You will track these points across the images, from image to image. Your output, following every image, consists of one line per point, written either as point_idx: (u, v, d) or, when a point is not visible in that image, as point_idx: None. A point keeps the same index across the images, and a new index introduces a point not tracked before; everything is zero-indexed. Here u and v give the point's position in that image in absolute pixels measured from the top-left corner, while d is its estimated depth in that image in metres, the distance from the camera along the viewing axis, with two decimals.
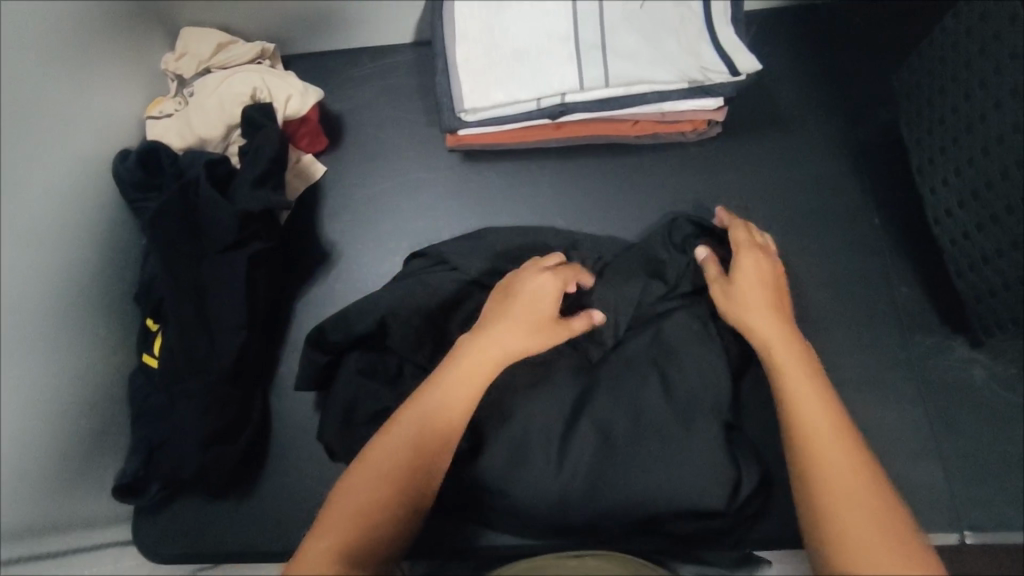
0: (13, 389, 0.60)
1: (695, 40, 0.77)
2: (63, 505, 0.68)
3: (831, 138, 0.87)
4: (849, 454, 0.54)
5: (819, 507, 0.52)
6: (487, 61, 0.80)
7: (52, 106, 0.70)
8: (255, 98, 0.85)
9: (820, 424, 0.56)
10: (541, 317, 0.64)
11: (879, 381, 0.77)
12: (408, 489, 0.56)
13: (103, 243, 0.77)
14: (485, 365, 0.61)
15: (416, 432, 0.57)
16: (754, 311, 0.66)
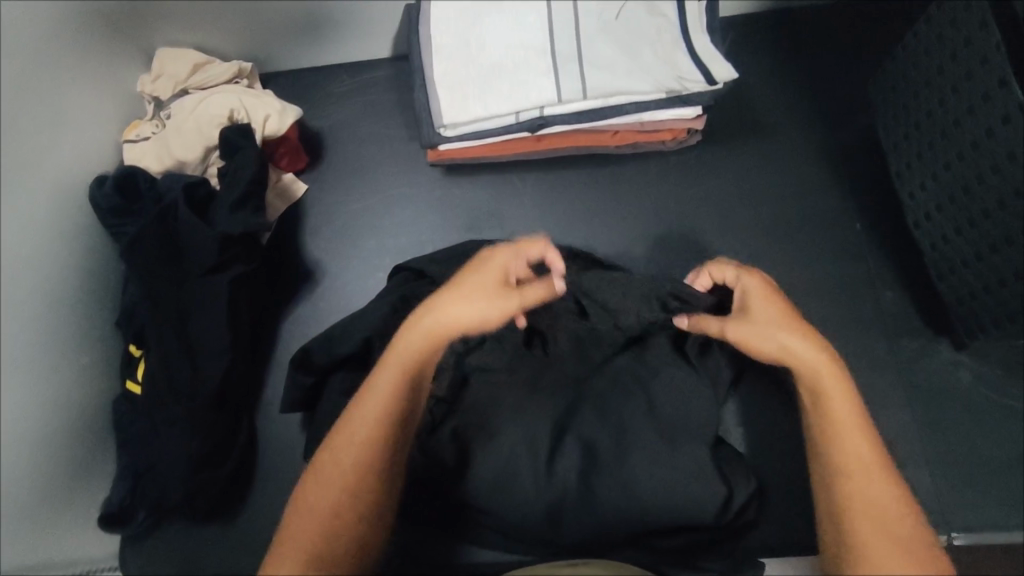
0: None
1: (671, 49, 0.77)
2: (45, 540, 0.67)
3: (810, 143, 0.87)
4: (882, 484, 0.54)
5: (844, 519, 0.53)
6: (464, 76, 0.80)
7: (26, 135, 0.69)
8: (233, 119, 0.84)
9: (854, 453, 0.55)
10: (488, 292, 0.61)
11: (866, 385, 0.78)
12: (362, 483, 0.57)
13: (82, 269, 0.76)
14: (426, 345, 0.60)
15: (368, 432, 0.58)
16: (767, 337, 0.60)
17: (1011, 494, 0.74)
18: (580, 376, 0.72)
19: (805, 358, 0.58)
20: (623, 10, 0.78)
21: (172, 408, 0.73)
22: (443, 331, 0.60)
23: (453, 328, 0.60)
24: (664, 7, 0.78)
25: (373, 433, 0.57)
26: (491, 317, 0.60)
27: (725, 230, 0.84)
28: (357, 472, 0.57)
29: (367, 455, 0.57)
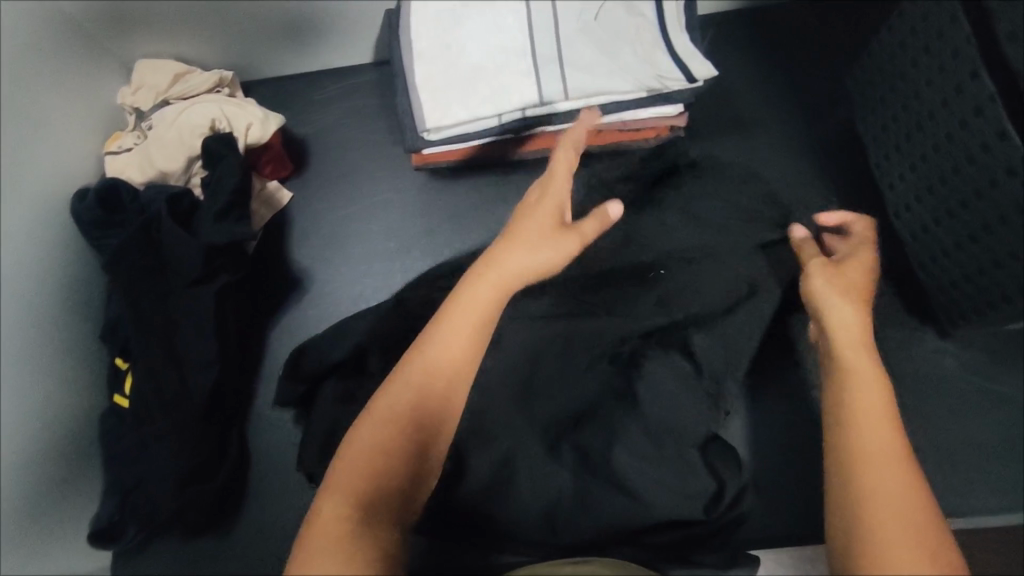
0: None
1: (650, 48, 0.78)
2: (32, 561, 0.65)
3: (790, 138, 0.88)
4: (904, 474, 0.48)
5: (850, 481, 0.48)
6: (446, 80, 0.80)
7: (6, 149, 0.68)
8: (215, 128, 0.84)
9: (874, 434, 0.50)
10: (549, 230, 0.63)
11: None
12: (424, 430, 0.53)
13: (67, 283, 0.75)
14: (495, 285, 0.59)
15: (423, 371, 0.55)
16: (841, 301, 0.59)
17: (998, 480, 0.75)
18: (571, 377, 0.71)
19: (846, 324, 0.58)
20: (601, 10, 0.79)
21: (159, 421, 0.72)
22: (508, 271, 0.60)
23: (519, 269, 0.60)
24: (642, 6, 0.79)
25: (439, 377, 0.55)
26: (549, 259, 0.61)
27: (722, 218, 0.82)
28: (418, 418, 0.53)
29: (429, 398, 0.54)
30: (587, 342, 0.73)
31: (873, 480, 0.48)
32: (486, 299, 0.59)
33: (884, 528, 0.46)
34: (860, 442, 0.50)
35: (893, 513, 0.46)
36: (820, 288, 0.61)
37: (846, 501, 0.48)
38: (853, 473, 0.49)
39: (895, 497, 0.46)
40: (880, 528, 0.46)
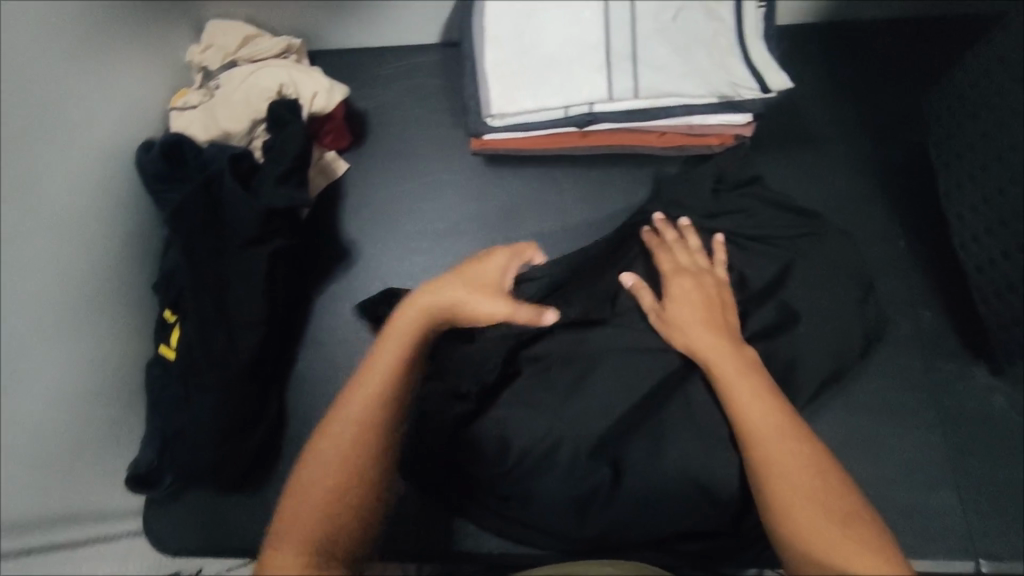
0: (33, 376, 0.60)
1: (725, 55, 0.77)
2: (77, 499, 0.67)
3: (855, 156, 0.87)
4: (795, 455, 0.60)
5: (757, 464, 0.60)
6: (516, 68, 0.81)
7: (76, 95, 0.70)
8: (282, 93, 0.85)
9: (765, 430, 0.62)
10: (482, 282, 0.65)
11: (899, 406, 0.75)
12: (369, 447, 0.59)
13: (122, 231, 0.77)
14: (416, 315, 0.63)
15: (361, 406, 0.60)
16: (699, 338, 0.70)
17: None
18: (621, 374, 0.75)
19: (704, 342, 0.70)
20: (681, 12, 0.79)
21: (205, 375, 0.74)
22: (423, 303, 0.64)
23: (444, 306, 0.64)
24: (722, 13, 0.78)
25: (377, 401, 0.60)
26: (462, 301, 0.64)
27: (775, 222, 0.80)
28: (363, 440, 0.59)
29: (369, 423, 0.60)
30: (639, 344, 0.76)
31: (778, 471, 0.59)
32: (405, 328, 0.63)
33: (785, 493, 0.58)
34: (755, 435, 0.62)
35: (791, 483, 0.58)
36: (675, 328, 0.72)
37: (756, 478, 0.60)
38: (750, 451, 0.61)
39: (784, 461, 0.59)
40: (778, 494, 0.58)
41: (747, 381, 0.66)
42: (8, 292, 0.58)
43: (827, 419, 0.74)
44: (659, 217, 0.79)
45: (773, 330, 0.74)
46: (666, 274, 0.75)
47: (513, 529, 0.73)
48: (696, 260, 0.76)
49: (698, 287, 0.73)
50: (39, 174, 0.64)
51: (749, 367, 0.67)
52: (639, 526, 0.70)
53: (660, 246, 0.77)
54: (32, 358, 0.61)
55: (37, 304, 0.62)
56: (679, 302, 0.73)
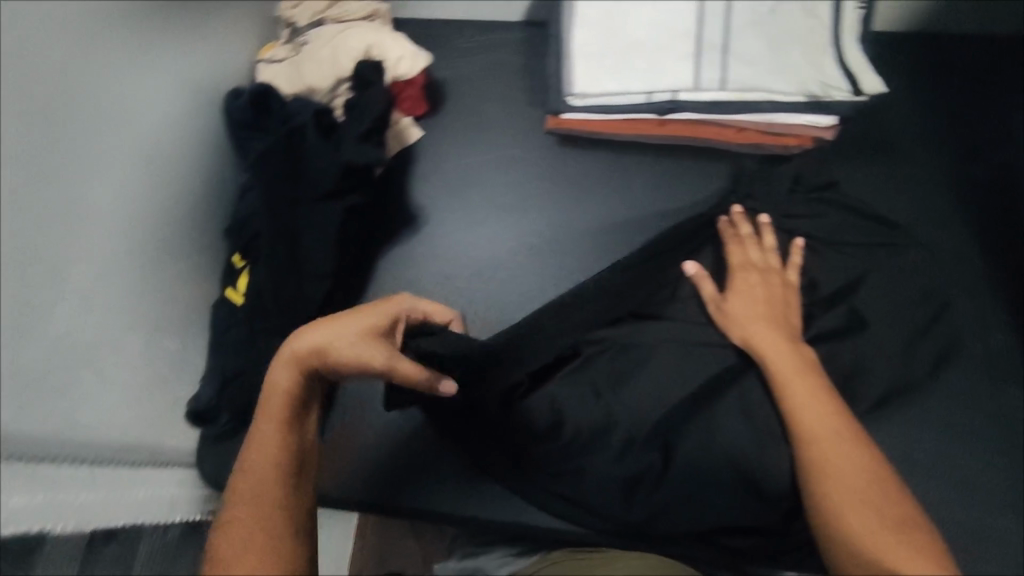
0: (100, 293, 0.63)
1: (820, 54, 0.79)
2: (137, 421, 0.70)
3: (938, 172, 0.85)
4: (848, 455, 0.59)
5: (808, 461, 0.60)
6: (603, 50, 0.82)
7: (170, 36, 0.74)
8: (368, 54, 0.86)
9: (819, 428, 0.62)
10: (362, 323, 0.60)
11: (966, 429, 0.73)
12: (266, 502, 0.56)
13: (203, 173, 0.80)
14: (290, 367, 0.60)
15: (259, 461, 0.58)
16: (758, 332, 0.71)
17: None
18: (676, 363, 0.76)
19: (762, 337, 0.71)
20: (778, 6, 0.80)
21: (272, 321, 0.76)
22: (289, 353, 0.60)
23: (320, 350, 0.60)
24: (819, 9, 0.80)
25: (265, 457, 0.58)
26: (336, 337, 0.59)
27: (847, 229, 0.80)
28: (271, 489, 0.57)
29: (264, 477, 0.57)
30: (699, 338, 0.76)
31: (829, 468, 0.59)
32: (284, 383, 0.60)
33: (835, 491, 0.57)
34: (808, 433, 0.62)
35: (842, 481, 0.58)
36: (735, 321, 0.73)
37: (805, 474, 0.60)
38: (801, 446, 0.61)
39: (836, 459, 0.59)
40: (828, 490, 0.58)
41: (806, 383, 0.66)
42: (88, 210, 0.62)
43: (887, 431, 0.73)
44: (738, 209, 0.79)
45: (838, 332, 0.75)
46: (733, 268, 0.77)
47: (558, 506, 0.72)
48: (760, 260, 0.77)
49: (765, 286, 0.75)
50: (127, 104, 0.67)
51: (807, 367, 0.68)
52: (685, 512, 0.70)
53: (728, 238, 0.78)
54: (103, 276, 0.63)
55: (112, 227, 0.64)
56: (740, 296, 0.75)
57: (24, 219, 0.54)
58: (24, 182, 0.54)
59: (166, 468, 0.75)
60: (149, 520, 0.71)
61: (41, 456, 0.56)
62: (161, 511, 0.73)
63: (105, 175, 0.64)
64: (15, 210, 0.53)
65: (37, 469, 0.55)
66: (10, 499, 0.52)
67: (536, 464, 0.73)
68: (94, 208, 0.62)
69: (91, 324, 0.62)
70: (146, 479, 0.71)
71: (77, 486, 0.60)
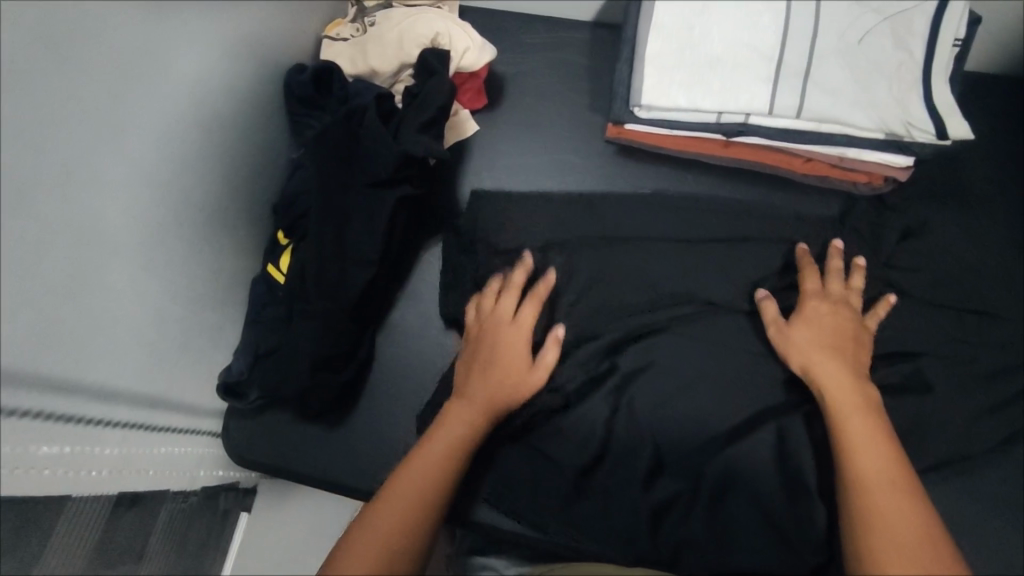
0: (140, 249, 0.61)
1: (907, 92, 0.76)
2: (172, 391, 0.70)
3: (996, 231, 0.85)
4: (906, 507, 0.57)
5: (863, 509, 0.57)
6: (678, 62, 0.79)
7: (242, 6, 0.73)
8: (436, 42, 0.84)
9: (878, 472, 0.59)
10: (511, 360, 0.71)
11: (988, 492, 0.74)
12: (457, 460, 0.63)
13: (254, 146, 0.79)
14: (481, 400, 0.68)
15: (465, 428, 0.66)
16: (830, 365, 0.69)
17: None
18: (715, 398, 0.74)
19: (828, 371, 0.68)
20: (868, 34, 0.76)
21: (314, 303, 0.74)
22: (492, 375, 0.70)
23: (492, 385, 0.69)
24: (912, 43, 0.76)
25: (471, 426, 0.66)
26: (509, 379, 0.70)
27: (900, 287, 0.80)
28: (425, 491, 0.60)
29: (463, 441, 0.65)
30: (743, 369, 0.75)
31: (885, 522, 0.56)
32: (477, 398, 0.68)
33: (892, 554, 0.54)
34: (868, 482, 0.59)
35: (898, 540, 0.54)
36: (804, 349, 0.71)
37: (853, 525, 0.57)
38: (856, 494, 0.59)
39: (892, 513, 0.56)
40: (878, 544, 0.55)
41: (868, 425, 0.63)
42: (142, 168, 0.60)
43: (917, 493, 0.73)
44: (840, 244, 0.79)
45: (894, 389, 0.75)
46: (804, 293, 0.75)
47: (583, 525, 0.71)
48: (842, 297, 0.75)
49: (836, 318, 0.72)
50: (197, 71, 0.67)
51: (871, 407, 0.65)
52: (706, 547, 0.69)
53: (811, 265, 0.77)
54: (149, 239, 0.62)
55: (162, 189, 0.63)
56: (808, 323, 0.72)
57: (90, 191, 0.53)
58: (100, 147, 0.54)
59: (195, 436, 0.76)
60: (173, 485, 0.71)
61: (70, 414, 0.54)
62: (185, 478, 0.73)
63: (171, 144, 0.64)
64: (82, 181, 0.52)
65: (64, 428, 0.53)
66: (35, 449, 0.50)
67: (564, 481, 0.72)
68: (156, 177, 0.62)
69: (131, 281, 0.60)
70: (177, 446, 0.71)
71: (106, 445, 0.59)
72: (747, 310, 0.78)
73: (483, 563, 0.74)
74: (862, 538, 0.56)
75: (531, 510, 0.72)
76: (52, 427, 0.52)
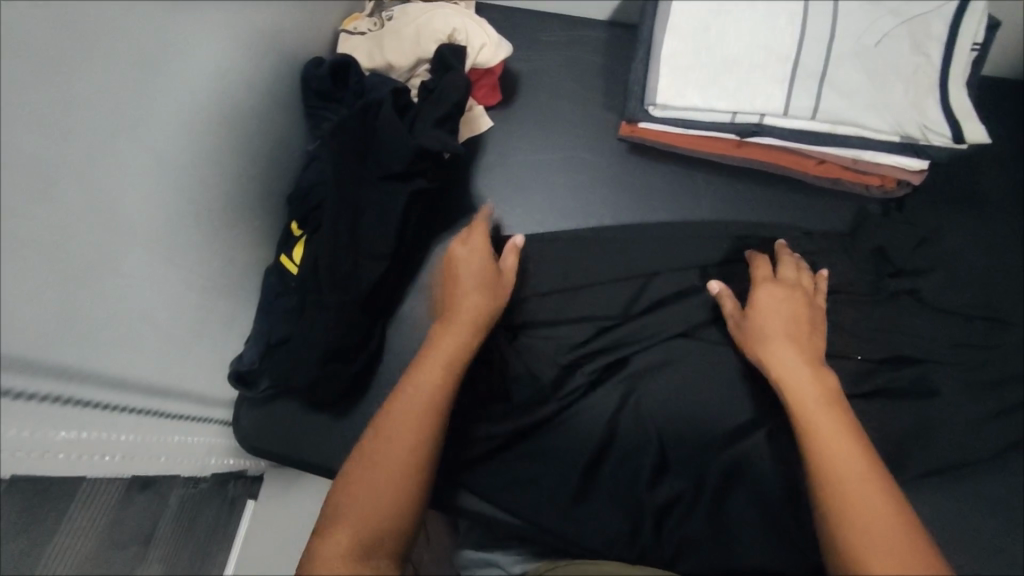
0: (154, 236, 0.61)
1: (923, 95, 0.75)
2: (184, 377, 0.71)
3: (1011, 238, 0.85)
4: (878, 499, 0.54)
5: (834, 499, 0.55)
6: (694, 62, 0.79)
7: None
8: (453, 38, 0.85)
9: (847, 464, 0.56)
10: (475, 261, 0.74)
11: (996, 498, 0.74)
12: (428, 424, 0.60)
13: (271, 138, 0.80)
14: (448, 350, 0.66)
15: (430, 389, 0.62)
16: (788, 351, 0.67)
17: None
18: (718, 396, 0.76)
19: (784, 360, 0.67)
20: (885, 38, 0.76)
21: (326, 295, 0.75)
22: (455, 329, 0.68)
23: (452, 334, 0.67)
24: (929, 47, 0.76)
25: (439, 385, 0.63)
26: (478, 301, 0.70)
27: (913, 290, 0.79)
28: (397, 465, 0.57)
29: (434, 400, 0.62)
30: (749, 372, 0.76)
31: (860, 517, 0.53)
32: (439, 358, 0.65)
33: (865, 547, 0.51)
34: (836, 474, 0.56)
35: (872, 534, 0.52)
36: (761, 342, 0.69)
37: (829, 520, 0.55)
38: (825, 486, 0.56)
39: (865, 505, 0.54)
40: (851, 537, 0.52)
41: (834, 415, 0.61)
42: (156, 155, 0.60)
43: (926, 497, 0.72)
44: (783, 241, 0.80)
45: (900, 393, 0.75)
46: (756, 281, 0.75)
47: (586, 521, 0.71)
48: (787, 277, 0.74)
49: (790, 302, 0.71)
50: (216, 61, 0.67)
51: (833, 397, 0.63)
52: (714, 547, 0.69)
53: (762, 257, 0.77)
54: (162, 225, 0.62)
55: (177, 179, 0.64)
56: (762, 310, 0.71)
57: (108, 180, 0.54)
58: (118, 134, 0.55)
59: (207, 423, 0.76)
60: (184, 471, 0.71)
61: (87, 399, 0.55)
62: (195, 465, 0.74)
63: (187, 133, 0.64)
64: (101, 168, 0.53)
65: (80, 412, 0.54)
66: (54, 434, 0.50)
67: (571, 477, 0.72)
68: (170, 165, 0.62)
69: (143, 268, 0.60)
70: (188, 434, 0.72)
71: (121, 432, 0.59)
72: None
73: (484, 558, 0.73)
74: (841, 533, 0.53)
75: (537, 508, 0.71)
76: (69, 411, 0.52)
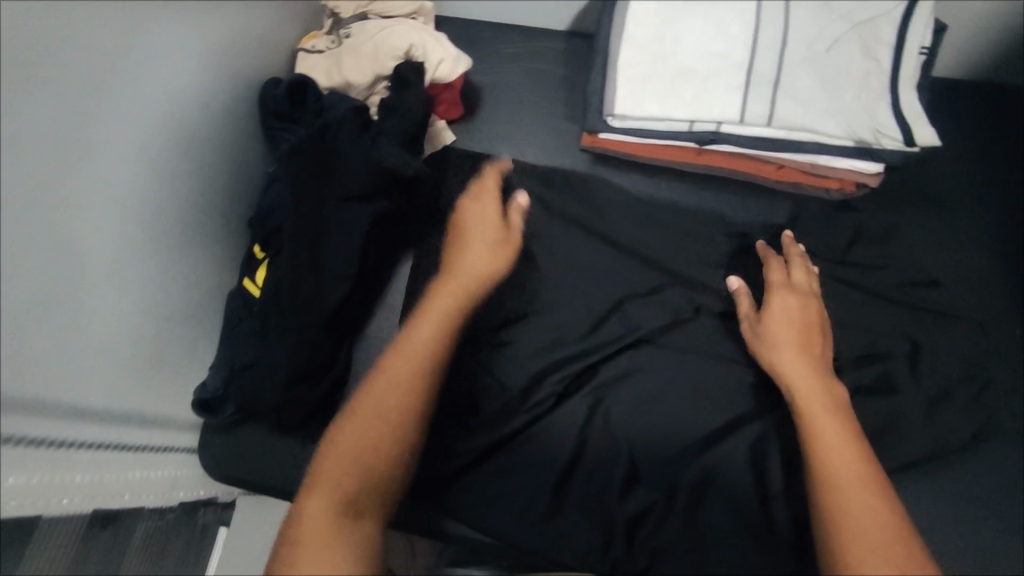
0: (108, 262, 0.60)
1: (875, 100, 0.77)
2: (145, 407, 0.69)
3: (966, 233, 0.87)
4: (873, 510, 0.54)
5: (829, 510, 0.56)
6: (650, 72, 0.80)
7: (215, 22, 0.73)
8: (410, 54, 0.84)
9: (847, 472, 0.57)
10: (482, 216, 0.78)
11: (965, 489, 0.75)
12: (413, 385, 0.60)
13: (229, 161, 0.79)
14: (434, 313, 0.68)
15: (417, 353, 0.63)
16: (797, 354, 0.69)
17: None
18: (686, 403, 0.76)
19: (793, 364, 0.68)
20: (835, 45, 0.77)
21: (290, 319, 0.75)
22: (446, 294, 0.70)
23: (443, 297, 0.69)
24: (879, 51, 0.77)
25: (428, 349, 0.64)
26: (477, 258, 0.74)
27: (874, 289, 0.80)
28: (376, 423, 0.57)
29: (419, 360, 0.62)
30: (715, 378, 0.77)
31: (853, 526, 0.54)
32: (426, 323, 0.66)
33: (858, 555, 0.52)
34: (834, 484, 0.57)
35: (867, 546, 0.52)
36: (778, 346, 0.70)
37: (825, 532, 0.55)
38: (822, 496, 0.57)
39: (859, 517, 0.54)
40: (845, 548, 0.53)
41: (838, 421, 0.62)
42: (110, 182, 0.59)
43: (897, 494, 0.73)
44: (790, 235, 0.81)
45: (868, 391, 0.76)
46: (770, 287, 0.76)
47: (561, 533, 0.71)
48: (803, 282, 0.75)
49: (801, 310, 0.73)
50: (170, 86, 0.66)
51: (841, 407, 0.64)
52: (690, 555, 0.70)
53: (772, 257, 0.79)
54: (114, 251, 0.61)
55: (131, 206, 0.62)
56: (776, 314, 0.73)
57: (62, 213, 0.53)
58: (72, 163, 0.54)
59: (170, 452, 0.75)
60: (150, 503, 0.69)
61: (41, 437, 0.53)
62: (164, 495, 0.72)
63: (143, 160, 0.63)
64: (56, 203, 0.52)
65: (35, 453, 0.52)
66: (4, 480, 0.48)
67: (545, 491, 0.72)
68: (128, 191, 0.61)
69: (95, 297, 0.58)
70: (151, 465, 0.70)
71: (75, 470, 0.57)
72: (720, 315, 0.80)
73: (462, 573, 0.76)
74: (834, 548, 0.53)
75: (512, 523, 0.71)
76: (23, 452, 0.50)
